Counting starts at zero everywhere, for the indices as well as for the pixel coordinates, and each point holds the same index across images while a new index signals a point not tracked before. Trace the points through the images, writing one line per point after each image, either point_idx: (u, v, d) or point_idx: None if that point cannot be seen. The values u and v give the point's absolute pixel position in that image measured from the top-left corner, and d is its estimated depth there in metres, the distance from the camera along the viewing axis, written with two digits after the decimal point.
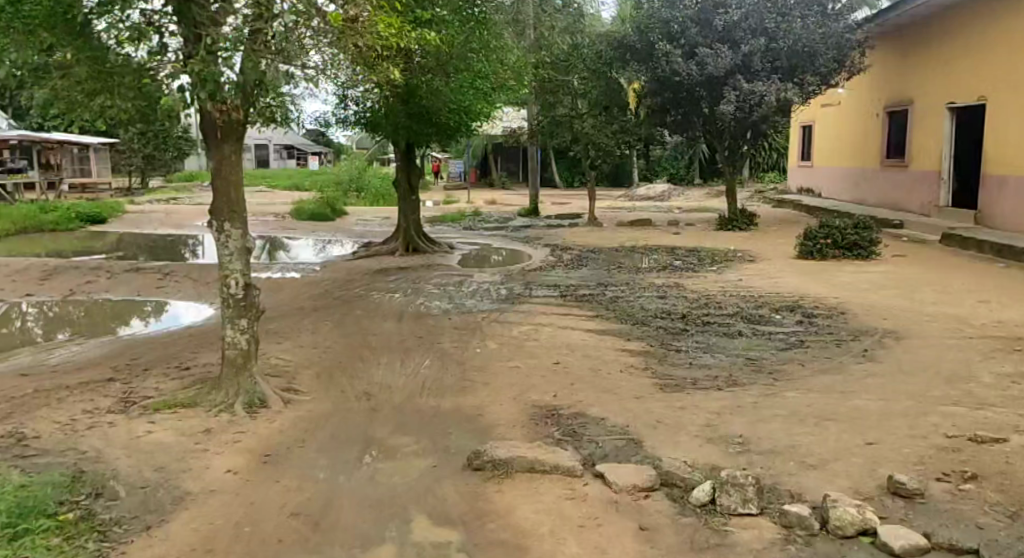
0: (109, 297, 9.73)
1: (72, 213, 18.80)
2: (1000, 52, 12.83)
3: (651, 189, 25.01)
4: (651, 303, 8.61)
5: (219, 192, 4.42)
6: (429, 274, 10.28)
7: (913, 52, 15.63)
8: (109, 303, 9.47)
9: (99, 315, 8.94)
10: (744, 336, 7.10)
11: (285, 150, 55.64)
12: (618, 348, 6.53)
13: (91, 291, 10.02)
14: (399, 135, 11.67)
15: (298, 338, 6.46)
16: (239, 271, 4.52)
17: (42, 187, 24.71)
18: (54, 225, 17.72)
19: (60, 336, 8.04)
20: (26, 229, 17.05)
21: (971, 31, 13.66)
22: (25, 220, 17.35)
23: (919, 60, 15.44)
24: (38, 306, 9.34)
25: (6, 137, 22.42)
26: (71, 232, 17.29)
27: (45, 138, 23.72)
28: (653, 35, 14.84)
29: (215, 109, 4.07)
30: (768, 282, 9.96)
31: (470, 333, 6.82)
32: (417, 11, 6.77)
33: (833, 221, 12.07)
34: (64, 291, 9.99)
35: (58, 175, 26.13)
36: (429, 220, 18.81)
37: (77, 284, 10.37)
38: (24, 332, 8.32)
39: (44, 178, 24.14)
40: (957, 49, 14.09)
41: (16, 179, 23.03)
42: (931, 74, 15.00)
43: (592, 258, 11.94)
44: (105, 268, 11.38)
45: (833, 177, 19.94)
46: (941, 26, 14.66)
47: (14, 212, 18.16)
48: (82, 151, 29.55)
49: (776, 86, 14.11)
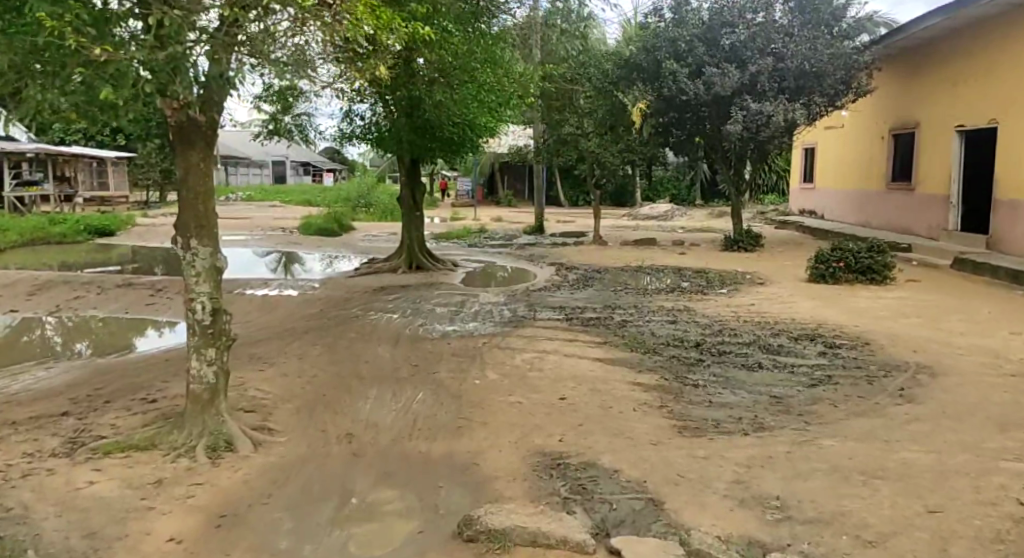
0: (97, 313, 9.26)
1: (81, 225, 18.35)
2: (1010, 74, 12.31)
3: (654, 209, 24.56)
4: (662, 328, 8.06)
5: (185, 205, 3.93)
6: (431, 293, 9.77)
7: (920, 73, 15.17)
8: (96, 320, 8.92)
9: (95, 329, 8.55)
10: (766, 370, 6.54)
11: (301, 167, 55.78)
12: (628, 381, 5.97)
13: (77, 307, 9.49)
14: (404, 152, 11.16)
15: (282, 363, 5.90)
16: (207, 295, 4.01)
17: (57, 199, 24.33)
18: (62, 237, 17.25)
19: (79, 345, 7.88)
20: (33, 240, 16.56)
21: (981, 52, 13.14)
22: (32, 231, 16.88)
23: (925, 80, 14.98)
24: (34, 321, 8.92)
25: (20, 150, 22.07)
26: (78, 244, 16.90)
27: (59, 150, 23.39)
28: (660, 53, 14.41)
29: (168, 108, 3.57)
30: (784, 308, 9.41)
31: (467, 361, 6.29)
32: (414, 8, 6.27)
33: (847, 243, 11.51)
34: (49, 307, 9.46)
35: (72, 187, 25.82)
36: (434, 237, 18.39)
37: (65, 300, 9.86)
38: (43, 340, 8.16)
39: (56, 191, 23.68)
40: (967, 71, 13.56)
41: (32, 192, 22.79)
42: (940, 95, 14.48)
43: (597, 278, 11.42)
44: (98, 283, 10.88)
45: (838, 200, 19.36)
46: (950, 48, 14.15)
47: (19, 223, 17.65)
48: (100, 165, 28.53)
49: (784, 106, 13.63)
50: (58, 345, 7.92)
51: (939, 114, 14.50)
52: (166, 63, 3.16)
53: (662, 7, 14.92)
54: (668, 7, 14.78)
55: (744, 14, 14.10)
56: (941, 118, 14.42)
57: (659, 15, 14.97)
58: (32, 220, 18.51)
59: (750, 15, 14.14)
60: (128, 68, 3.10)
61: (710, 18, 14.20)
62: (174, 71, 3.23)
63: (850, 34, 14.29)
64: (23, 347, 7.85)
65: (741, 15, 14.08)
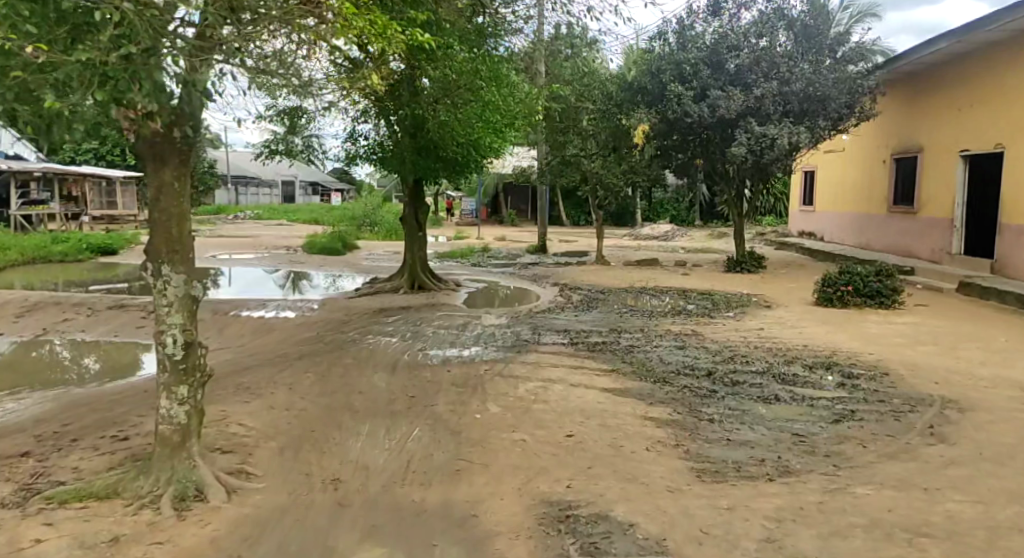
0: (85, 336, 8.81)
1: (83, 243, 17.84)
2: (1014, 100, 12.02)
3: (656, 229, 24.25)
4: (671, 354, 7.65)
5: (158, 230, 3.67)
6: (432, 313, 9.36)
7: (920, 98, 14.83)
8: (81, 343, 8.43)
9: (86, 352, 8.13)
10: (784, 403, 6.15)
11: (308, 186, 55.94)
12: (640, 416, 5.57)
13: (66, 330, 9.06)
14: (405, 172, 10.52)
15: (269, 386, 5.44)
16: (178, 326, 3.72)
17: (64, 216, 23.75)
18: (64, 255, 16.72)
19: (95, 362, 7.70)
20: (34, 259, 16.02)
21: (985, 76, 12.83)
22: (34, 250, 16.37)
23: (926, 104, 14.65)
24: (26, 343, 8.48)
25: (29, 169, 21.64)
26: (80, 263, 16.36)
27: (68, 169, 22.97)
28: (664, 76, 14.03)
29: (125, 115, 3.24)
30: (797, 332, 8.98)
31: (467, 390, 5.88)
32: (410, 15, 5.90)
33: (853, 266, 10.74)
34: (35, 330, 9.03)
35: (80, 206, 25.49)
36: (436, 255, 18.03)
37: (53, 322, 9.43)
38: (35, 362, 7.77)
39: (62, 209, 23.19)
40: (971, 95, 13.21)
41: (37, 208, 22.40)
42: (941, 119, 14.14)
43: (602, 299, 11.04)
44: (89, 304, 10.47)
45: (838, 222, 18.95)
46: (953, 71, 13.78)
47: (21, 241, 17.23)
48: (110, 184, 28.39)
49: (789, 129, 13.17)
50: (42, 369, 7.49)
51: (941, 140, 14.15)
52: (122, 68, 2.84)
53: (667, 31, 14.51)
54: (673, 31, 14.36)
55: (748, 37, 13.67)
56: (943, 142, 14.07)
57: (663, 40, 14.50)
58: (34, 238, 18.06)
59: (755, 39, 13.69)
60: (78, 73, 2.81)
61: (715, 42, 13.79)
62: (134, 75, 2.91)
63: (852, 57, 13.85)
64: (12, 370, 7.46)
65: (745, 37, 13.66)
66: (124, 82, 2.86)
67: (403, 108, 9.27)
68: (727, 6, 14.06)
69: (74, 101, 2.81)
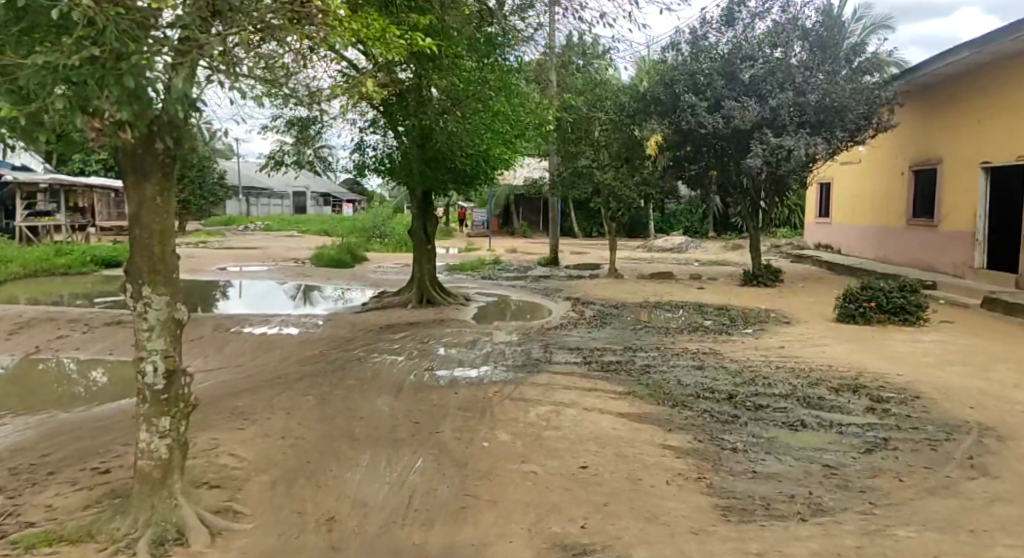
0: (77, 353, 8.42)
1: (86, 256, 17.66)
2: None
3: (670, 240, 23.86)
4: (689, 376, 7.30)
5: (139, 248, 3.52)
6: (439, 329, 9.05)
7: (939, 108, 14.46)
8: (75, 360, 8.12)
9: (82, 369, 7.82)
10: (810, 429, 5.82)
11: (320, 198, 56.15)
12: (658, 444, 5.23)
13: (59, 348, 8.67)
14: (413, 184, 10.26)
15: (265, 411, 5.17)
16: (159, 353, 3.56)
17: (69, 229, 23.65)
18: (68, 267, 16.55)
19: (98, 378, 7.49)
20: (36, 272, 15.83)
21: (1005, 87, 12.45)
22: (36, 263, 16.18)
23: (943, 115, 14.28)
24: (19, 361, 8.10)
25: (35, 181, 21.54)
26: (82, 276, 16.18)
27: (75, 181, 22.91)
28: (677, 87, 13.68)
29: (91, 129, 2.98)
30: (821, 349, 8.59)
31: (476, 415, 5.56)
32: (417, 20, 5.58)
33: (876, 281, 10.28)
34: (26, 349, 8.61)
35: (88, 218, 25.39)
36: (446, 268, 17.73)
37: (46, 340, 9.02)
38: (29, 379, 7.46)
39: (69, 221, 23.04)
40: (990, 106, 12.82)
41: (43, 219, 22.24)
42: (959, 130, 13.77)
43: (616, 315, 10.69)
44: (85, 321, 10.06)
45: (855, 235, 18.50)
46: (971, 81, 13.40)
47: (24, 254, 17.02)
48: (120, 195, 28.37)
49: (806, 140, 12.74)
50: (36, 387, 7.20)
51: (959, 152, 13.78)
52: (91, 72, 2.76)
53: (679, 42, 14.21)
54: (686, 41, 14.06)
55: (763, 48, 13.34)
56: (962, 154, 13.68)
57: (676, 50, 14.21)
58: (37, 250, 17.86)
59: (769, 50, 13.37)
60: (38, 77, 2.70)
61: (729, 52, 13.50)
62: (104, 81, 2.83)
63: (868, 68, 13.46)
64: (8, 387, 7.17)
65: (759, 48, 13.33)
66: (91, 87, 2.76)
67: (410, 120, 8.94)
68: (741, 16, 13.70)
69: (35, 107, 2.68)
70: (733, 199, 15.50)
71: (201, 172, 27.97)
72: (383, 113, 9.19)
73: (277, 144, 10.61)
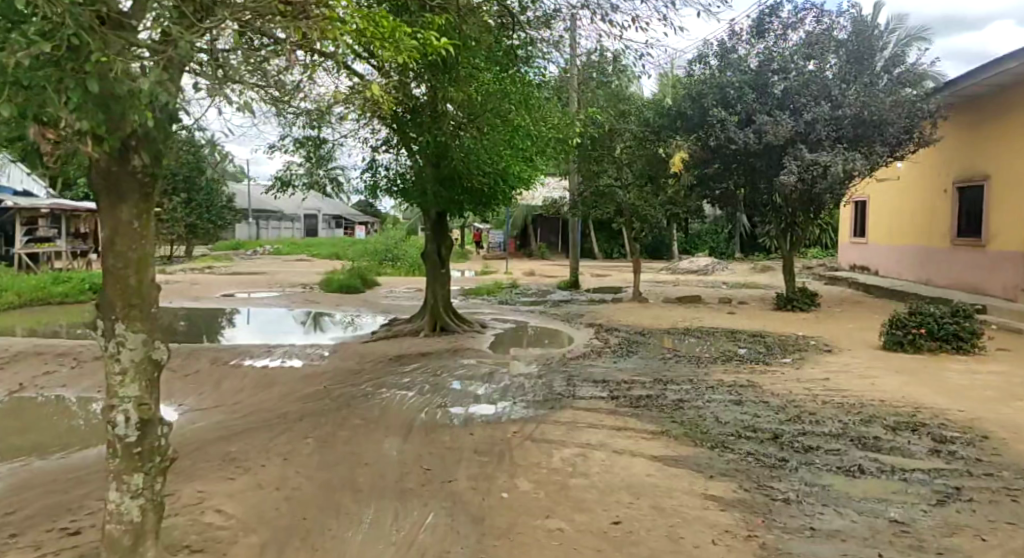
0: (67, 391, 7.73)
1: (84, 284, 17.30)
2: None
3: (694, 263, 23.16)
4: (728, 413, 6.68)
5: (112, 279, 3.00)
6: (454, 361, 8.53)
7: (985, 122, 13.79)
8: (70, 395, 7.61)
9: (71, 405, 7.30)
10: (870, 476, 5.20)
11: (333, 220, 56.31)
12: (699, 495, 4.64)
13: (45, 385, 7.88)
14: (430, 204, 9.84)
15: (262, 457, 4.70)
16: (132, 401, 3.09)
17: (70, 256, 23.36)
18: (64, 296, 16.19)
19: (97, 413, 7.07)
20: (32, 301, 15.44)
21: None
22: (32, 291, 15.80)
23: (989, 128, 13.62)
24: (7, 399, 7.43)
25: (36, 207, 21.25)
26: (79, 305, 15.76)
27: (78, 206, 22.65)
28: (706, 100, 13.21)
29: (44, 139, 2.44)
30: (869, 380, 7.93)
31: (494, 460, 5.03)
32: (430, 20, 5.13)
33: (925, 306, 9.58)
34: (8, 388, 7.79)
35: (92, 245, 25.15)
36: (461, 293, 17.21)
37: (31, 376, 8.16)
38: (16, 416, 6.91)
39: (69, 247, 22.91)
40: None
41: (44, 246, 21.93)
42: (1008, 144, 13.09)
43: (642, 343, 10.08)
44: (75, 354, 9.09)
45: (893, 255, 17.74)
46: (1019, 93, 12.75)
47: (20, 282, 16.62)
48: None
49: (843, 156, 12.08)
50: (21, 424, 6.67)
51: (1007, 166, 13.08)
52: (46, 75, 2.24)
53: (707, 54, 13.71)
54: (715, 54, 13.58)
55: (795, 60, 12.83)
56: (1012, 170, 12.97)
57: (704, 63, 13.70)
58: (34, 278, 17.45)
59: (803, 62, 12.85)
60: None
61: (760, 64, 13.01)
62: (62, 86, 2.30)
63: (909, 79, 12.84)
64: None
65: (793, 59, 12.83)
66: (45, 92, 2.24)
67: (424, 136, 8.52)
68: (773, 27, 13.26)
69: None
70: (763, 218, 14.88)
71: (209, 196, 27.77)
72: (398, 128, 8.82)
73: (286, 165, 10.26)
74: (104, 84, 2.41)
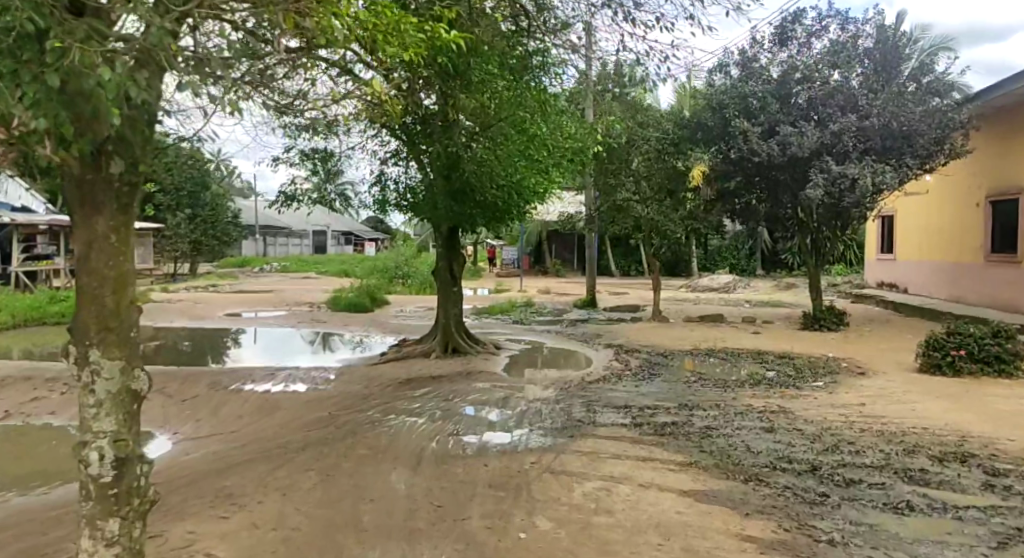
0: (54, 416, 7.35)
1: None
2: None
3: (713, 280, 22.67)
4: (760, 441, 6.23)
5: (85, 298, 2.71)
6: (466, 384, 8.15)
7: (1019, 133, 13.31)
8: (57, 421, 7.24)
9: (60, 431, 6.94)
10: (921, 514, 4.73)
11: (343, 237, 56.57)
12: (735, 535, 4.22)
13: (33, 410, 7.52)
14: (443, 219, 9.56)
15: (258, 493, 4.37)
16: (108, 436, 2.79)
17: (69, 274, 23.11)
18: (60, 316, 15.89)
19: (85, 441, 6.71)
20: (26, 322, 15.13)
21: None
22: (27, 311, 15.51)
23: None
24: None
25: (36, 222, 21.05)
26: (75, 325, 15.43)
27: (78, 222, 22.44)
28: (728, 111, 12.85)
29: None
30: (909, 405, 7.45)
31: (510, 495, 4.63)
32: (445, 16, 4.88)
33: (964, 326, 9.08)
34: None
35: None
36: (474, 312, 16.86)
37: (21, 401, 7.81)
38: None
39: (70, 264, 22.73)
40: None
41: (44, 265, 21.71)
42: None
43: (663, 366, 9.64)
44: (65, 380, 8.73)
45: (922, 273, 17.17)
46: None
47: (15, 302, 16.32)
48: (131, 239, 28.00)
49: (872, 168, 11.71)
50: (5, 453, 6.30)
51: None
52: None
53: (728, 63, 13.36)
54: (736, 63, 13.23)
55: (820, 68, 12.47)
56: None
57: (724, 73, 13.35)
58: (30, 298, 17.16)
59: (827, 70, 12.49)
60: None
61: (783, 73, 12.69)
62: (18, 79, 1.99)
63: (940, 89, 12.41)
64: None
65: (817, 68, 12.47)
66: None
67: (435, 147, 8.25)
68: (796, 34, 12.90)
69: None
70: (784, 234, 14.47)
71: (215, 214, 27.62)
72: (412, 136, 8.61)
73: (297, 179, 10.05)
74: (69, 76, 2.10)
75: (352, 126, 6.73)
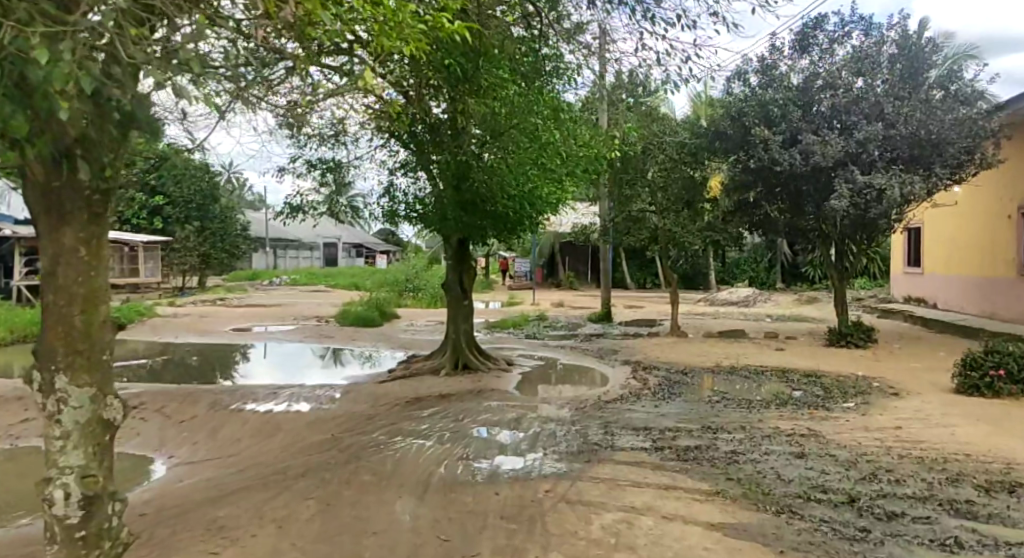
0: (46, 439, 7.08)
1: None
2: None
3: (731, 294, 22.17)
4: (791, 469, 5.81)
5: (52, 320, 2.42)
6: (477, 404, 7.80)
7: None
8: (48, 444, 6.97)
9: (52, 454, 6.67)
10: (975, 553, 4.29)
11: (354, 249, 56.72)
12: None
13: (26, 432, 7.26)
14: (454, 230, 9.27)
15: (252, 526, 4.04)
16: (75, 471, 2.49)
17: None
18: None
19: None
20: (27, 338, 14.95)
21: None
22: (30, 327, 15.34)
23: None
24: None
25: None
26: None
27: None
28: (748, 119, 12.47)
29: None
30: (949, 428, 6.98)
31: (523, 529, 4.26)
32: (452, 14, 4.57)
33: (1003, 344, 8.60)
34: None
35: None
36: (486, 327, 16.52)
37: (14, 423, 7.54)
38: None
39: None
40: None
41: None
42: None
43: (684, 385, 9.23)
44: None
45: (952, 287, 16.60)
46: None
47: (19, 318, 16.17)
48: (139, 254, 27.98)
49: (900, 178, 11.29)
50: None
51: None
52: None
53: (746, 71, 12.98)
54: (755, 70, 12.85)
55: (843, 75, 12.08)
56: None
57: (743, 81, 12.95)
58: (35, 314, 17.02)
59: (851, 77, 12.12)
60: None
61: (805, 80, 12.30)
62: None
63: (971, 96, 11.95)
64: None
65: (840, 74, 12.11)
66: None
67: (443, 154, 7.88)
68: (818, 41, 12.55)
69: None
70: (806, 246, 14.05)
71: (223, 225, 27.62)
72: (419, 145, 8.32)
73: (303, 191, 9.83)
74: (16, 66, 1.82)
75: (355, 132, 6.43)
